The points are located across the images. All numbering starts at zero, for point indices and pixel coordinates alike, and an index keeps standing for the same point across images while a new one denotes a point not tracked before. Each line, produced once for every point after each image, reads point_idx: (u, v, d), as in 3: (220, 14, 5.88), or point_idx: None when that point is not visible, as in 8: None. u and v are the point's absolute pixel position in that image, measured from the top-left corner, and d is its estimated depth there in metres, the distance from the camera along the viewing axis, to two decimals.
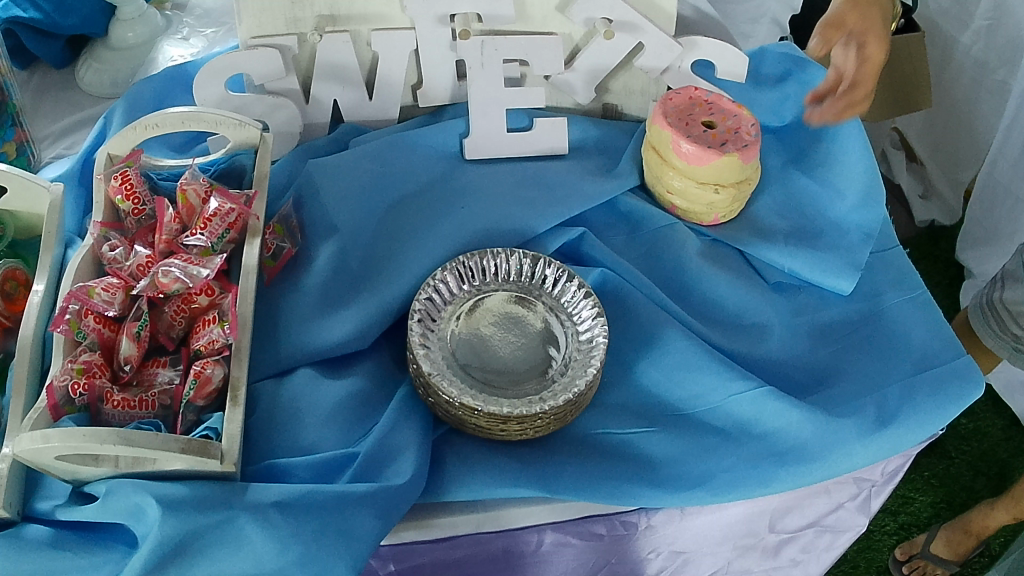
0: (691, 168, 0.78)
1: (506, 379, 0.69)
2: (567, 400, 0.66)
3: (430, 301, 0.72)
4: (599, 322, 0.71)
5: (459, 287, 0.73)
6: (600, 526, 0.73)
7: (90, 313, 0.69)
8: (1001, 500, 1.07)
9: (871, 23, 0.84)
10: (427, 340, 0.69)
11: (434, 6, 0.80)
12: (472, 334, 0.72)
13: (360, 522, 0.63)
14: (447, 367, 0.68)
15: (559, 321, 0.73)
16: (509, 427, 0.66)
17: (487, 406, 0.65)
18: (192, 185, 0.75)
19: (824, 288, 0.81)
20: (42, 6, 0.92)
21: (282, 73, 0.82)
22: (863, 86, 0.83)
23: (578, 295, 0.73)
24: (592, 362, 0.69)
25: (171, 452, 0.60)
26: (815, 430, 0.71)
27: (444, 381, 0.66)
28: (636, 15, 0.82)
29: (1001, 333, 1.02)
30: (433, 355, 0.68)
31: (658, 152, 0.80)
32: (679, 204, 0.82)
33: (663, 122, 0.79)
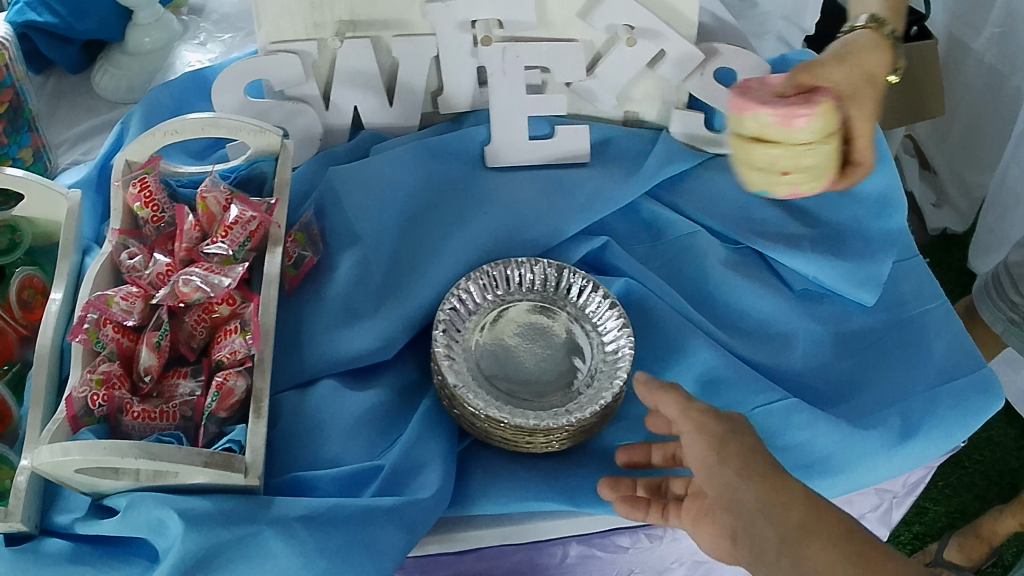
0: (794, 134, 0.62)
1: (530, 392, 0.69)
2: (591, 412, 0.65)
3: (453, 311, 0.71)
4: (625, 332, 0.70)
5: (482, 298, 0.73)
6: (624, 539, 0.72)
7: (109, 323, 0.68)
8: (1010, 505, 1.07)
9: (856, 90, 0.71)
10: (452, 352, 0.68)
11: (454, 12, 0.78)
12: (496, 345, 0.71)
13: (386, 536, 0.62)
14: (472, 379, 0.67)
15: (584, 332, 0.72)
16: (536, 438, 0.65)
17: (511, 418, 0.64)
18: (212, 193, 0.74)
19: (846, 298, 0.80)
20: (57, 10, 0.91)
21: (301, 80, 0.81)
22: (864, 165, 0.72)
23: (602, 305, 0.72)
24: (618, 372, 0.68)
25: (194, 466, 0.59)
26: (840, 442, 0.71)
27: (470, 394, 0.65)
28: (658, 21, 0.80)
29: (999, 304, 0.94)
30: (458, 367, 0.67)
31: (755, 137, 0.64)
32: (801, 180, 0.65)
33: (752, 106, 0.63)
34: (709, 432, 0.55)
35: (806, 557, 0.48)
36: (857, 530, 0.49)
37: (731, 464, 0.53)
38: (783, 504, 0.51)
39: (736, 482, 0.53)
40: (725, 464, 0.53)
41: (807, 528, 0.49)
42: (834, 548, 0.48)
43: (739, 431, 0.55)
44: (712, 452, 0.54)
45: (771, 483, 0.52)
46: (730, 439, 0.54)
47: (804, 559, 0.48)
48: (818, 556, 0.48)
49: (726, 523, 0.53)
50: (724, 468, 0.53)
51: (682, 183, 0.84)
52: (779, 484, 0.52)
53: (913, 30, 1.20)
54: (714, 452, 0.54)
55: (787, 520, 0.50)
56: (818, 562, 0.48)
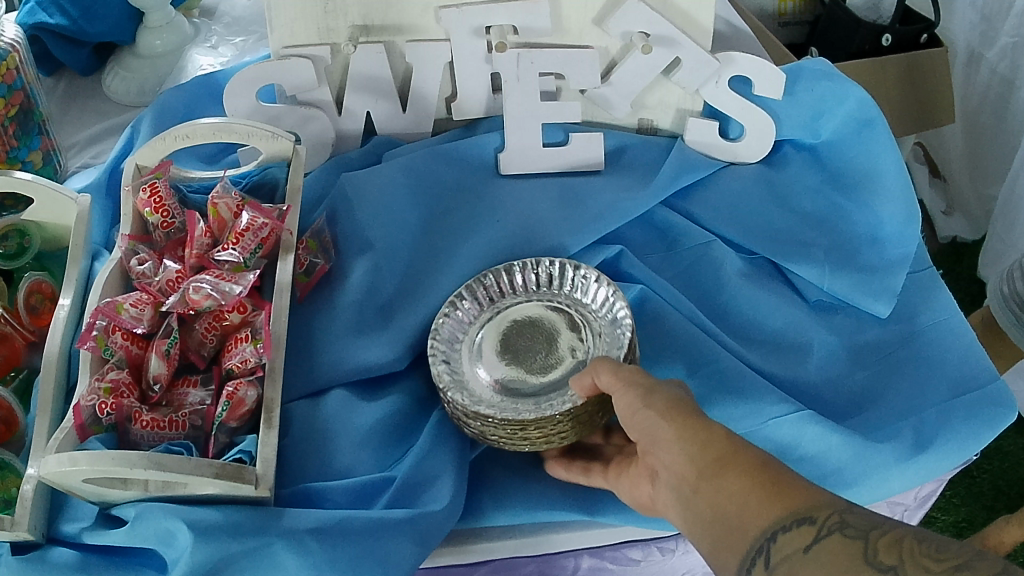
0: None
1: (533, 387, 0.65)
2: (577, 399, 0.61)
3: (451, 319, 0.70)
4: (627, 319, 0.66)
5: (483, 303, 0.71)
6: (636, 551, 0.70)
7: (118, 330, 0.68)
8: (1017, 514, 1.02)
9: None
10: (449, 361, 0.67)
11: (469, 18, 0.77)
12: (500, 346, 0.68)
13: (397, 549, 0.61)
14: (469, 383, 0.66)
15: (590, 324, 0.68)
16: (530, 432, 0.62)
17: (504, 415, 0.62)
18: (223, 199, 0.73)
19: (862, 309, 0.78)
20: (68, 11, 0.90)
21: (314, 85, 0.80)
22: None
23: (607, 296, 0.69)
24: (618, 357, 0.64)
25: (205, 477, 0.58)
26: (854, 453, 0.69)
27: (460, 396, 0.64)
28: (673, 29, 0.79)
29: (1006, 297, 0.92)
30: (455, 374, 0.66)
31: None
32: None
33: None
34: (636, 384, 0.55)
35: (721, 490, 0.49)
36: (772, 460, 0.50)
37: (652, 408, 0.54)
38: (701, 442, 0.51)
39: (658, 421, 0.53)
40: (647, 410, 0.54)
41: (723, 461, 0.50)
42: (748, 478, 0.49)
43: (664, 386, 0.55)
44: (638, 400, 0.55)
45: (690, 425, 0.52)
46: (656, 389, 0.55)
47: (721, 489, 0.49)
48: (731, 486, 0.49)
49: (653, 462, 0.55)
50: (645, 413, 0.54)
51: (697, 192, 0.83)
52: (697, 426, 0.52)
53: (923, 37, 1.17)
54: (638, 402, 0.55)
55: (706, 457, 0.51)
56: (730, 490, 0.49)
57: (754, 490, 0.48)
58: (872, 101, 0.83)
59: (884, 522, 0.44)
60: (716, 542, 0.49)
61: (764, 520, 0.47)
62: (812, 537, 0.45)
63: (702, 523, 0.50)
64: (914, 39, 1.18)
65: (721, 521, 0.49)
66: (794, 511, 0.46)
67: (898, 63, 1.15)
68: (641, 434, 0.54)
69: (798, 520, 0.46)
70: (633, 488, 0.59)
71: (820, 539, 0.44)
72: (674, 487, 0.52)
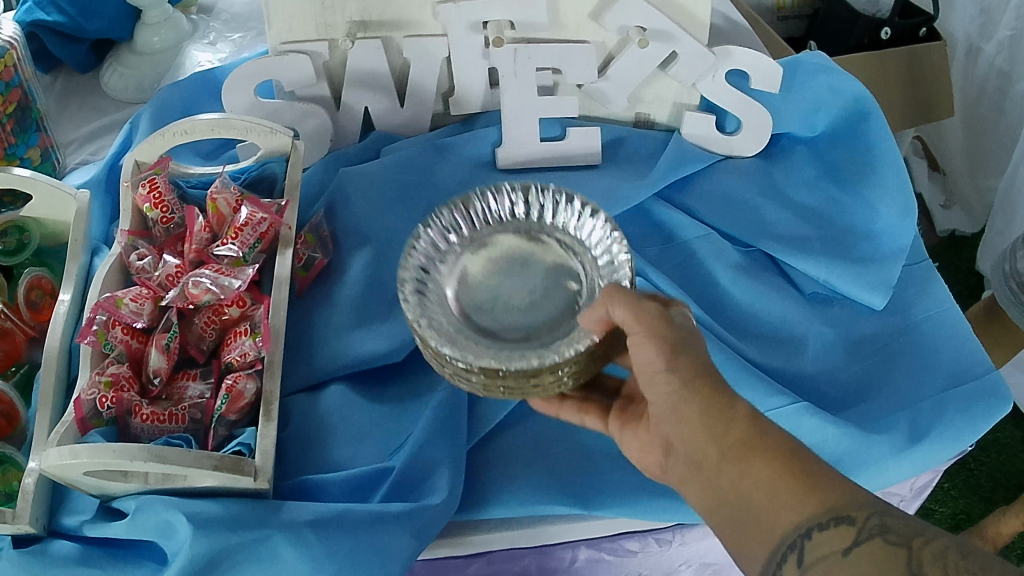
0: None
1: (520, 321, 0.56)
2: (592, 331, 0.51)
3: (421, 273, 0.57)
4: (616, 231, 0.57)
5: (446, 243, 0.60)
6: (632, 542, 0.70)
7: (118, 324, 0.68)
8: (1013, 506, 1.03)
9: None
10: (426, 317, 0.54)
11: (466, 13, 0.78)
12: (473, 283, 0.58)
13: (394, 541, 0.62)
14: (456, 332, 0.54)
15: (571, 252, 0.59)
16: (546, 380, 0.51)
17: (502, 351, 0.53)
18: (222, 194, 0.74)
19: (857, 301, 0.78)
20: (65, 9, 0.91)
21: (312, 81, 0.81)
22: None
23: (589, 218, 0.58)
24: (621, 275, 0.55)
25: (204, 470, 0.59)
26: (850, 444, 0.69)
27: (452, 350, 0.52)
28: (671, 23, 0.79)
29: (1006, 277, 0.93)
30: (438, 332, 0.53)
31: None
32: None
33: None
34: (662, 340, 0.51)
35: (746, 474, 0.49)
36: (799, 447, 0.50)
37: (675, 373, 0.52)
38: (725, 422, 0.51)
39: (678, 390, 0.52)
40: (667, 374, 0.52)
41: (748, 443, 0.50)
42: (776, 466, 0.49)
43: (688, 343, 0.52)
44: (660, 360, 0.52)
45: (714, 401, 0.51)
46: (681, 348, 0.52)
47: (746, 474, 0.49)
48: (756, 471, 0.49)
49: (665, 430, 0.54)
50: (666, 383, 0.52)
51: (693, 185, 0.83)
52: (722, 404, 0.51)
53: (922, 31, 1.16)
54: (663, 358, 0.51)
55: (728, 437, 0.50)
56: (757, 475, 0.49)
57: (782, 479, 0.48)
58: (869, 93, 0.84)
59: (928, 530, 0.43)
60: (737, 526, 0.49)
61: (796, 515, 0.47)
62: (850, 540, 0.45)
63: (721, 503, 0.50)
64: (913, 32, 1.17)
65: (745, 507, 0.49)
66: (828, 508, 0.46)
67: (897, 59, 1.15)
68: (657, 396, 0.53)
69: (835, 518, 0.46)
70: (640, 445, 0.58)
71: (859, 544, 0.44)
72: (692, 463, 0.52)
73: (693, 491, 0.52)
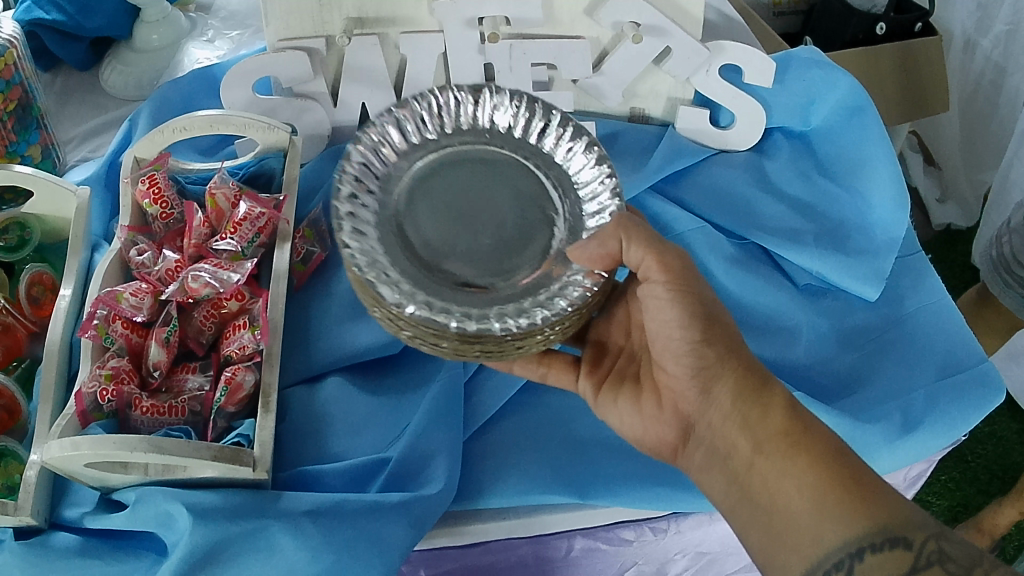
0: None
1: (470, 240, 0.55)
2: (590, 273, 0.52)
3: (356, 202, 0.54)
4: (593, 152, 0.58)
5: (382, 160, 0.57)
6: (628, 532, 0.71)
7: (118, 319, 0.69)
8: (1008, 496, 1.05)
9: None
10: (372, 255, 0.52)
11: (461, 9, 0.78)
12: (417, 199, 0.56)
13: (391, 530, 0.62)
14: (413, 272, 0.52)
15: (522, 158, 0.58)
16: (530, 340, 0.50)
17: (478, 306, 0.51)
18: (221, 189, 0.74)
19: (850, 292, 0.78)
20: (64, 8, 0.91)
21: (309, 77, 0.81)
22: None
23: (553, 131, 0.59)
24: (609, 208, 0.56)
25: (203, 460, 0.59)
26: (843, 433, 0.70)
27: (420, 307, 0.49)
28: (664, 19, 0.80)
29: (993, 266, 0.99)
30: (391, 277, 0.51)
31: None
32: None
33: None
34: (698, 314, 0.56)
35: (790, 471, 0.53)
36: (842, 448, 0.54)
37: (713, 349, 0.56)
38: (766, 416, 0.55)
39: (716, 364, 0.56)
40: (707, 349, 0.56)
41: (791, 438, 0.54)
42: (818, 466, 0.53)
43: (719, 317, 0.57)
44: (699, 330, 0.56)
45: (754, 393, 0.56)
46: (715, 322, 0.57)
47: (787, 472, 0.53)
48: (802, 471, 0.53)
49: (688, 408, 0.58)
50: (710, 365, 0.56)
51: (687, 178, 0.84)
52: (763, 400, 0.56)
53: (917, 26, 1.18)
54: (699, 328, 0.56)
55: (767, 430, 0.55)
56: (800, 473, 0.53)
57: (833, 488, 0.52)
58: (862, 87, 0.83)
59: (980, 563, 0.49)
60: (774, 524, 0.53)
61: (846, 533, 0.51)
62: (907, 563, 0.49)
63: (758, 496, 0.54)
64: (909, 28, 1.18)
65: (777, 507, 0.53)
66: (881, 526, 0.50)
67: (891, 51, 1.15)
68: (676, 361, 0.57)
69: (890, 539, 0.50)
70: (633, 411, 0.62)
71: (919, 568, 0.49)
72: (720, 452, 0.57)
73: (713, 476, 0.57)
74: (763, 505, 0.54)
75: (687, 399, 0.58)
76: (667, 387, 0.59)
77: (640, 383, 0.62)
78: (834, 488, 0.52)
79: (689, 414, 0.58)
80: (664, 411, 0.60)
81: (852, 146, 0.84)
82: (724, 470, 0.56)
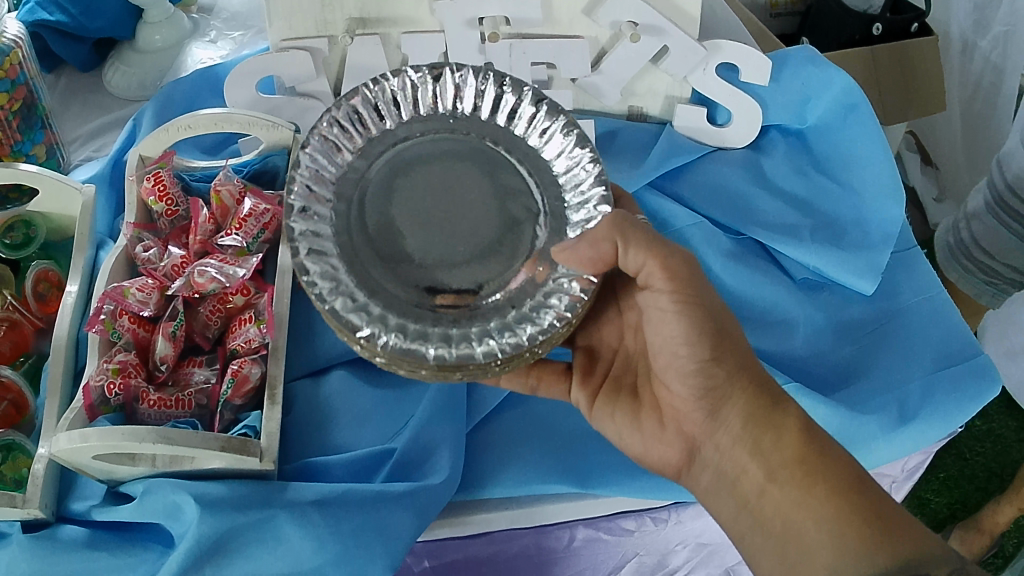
0: None
1: (439, 238, 0.54)
2: (580, 278, 0.52)
3: (311, 216, 0.54)
4: (572, 134, 0.59)
5: (339, 158, 0.57)
6: (629, 521, 0.72)
7: (125, 314, 0.70)
8: (1006, 494, 1.06)
9: None
10: (336, 280, 0.51)
11: (462, 10, 0.80)
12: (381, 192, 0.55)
13: (398, 520, 0.63)
14: (381, 292, 0.52)
15: (490, 141, 0.58)
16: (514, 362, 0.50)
17: (458, 324, 0.51)
18: (226, 186, 0.75)
19: (846, 286, 0.80)
20: (68, 9, 0.92)
21: (312, 75, 0.83)
22: None
23: (527, 108, 0.59)
24: (594, 198, 0.56)
25: (211, 450, 0.60)
26: (839, 424, 0.71)
27: (396, 336, 0.49)
28: (662, 18, 0.81)
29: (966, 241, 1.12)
30: (359, 304, 0.50)
31: None
32: None
33: None
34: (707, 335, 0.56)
35: (807, 501, 0.54)
36: (862, 478, 0.55)
37: (721, 368, 0.57)
38: (780, 440, 0.57)
39: (722, 379, 0.57)
40: (715, 368, 0.57)
41: (808, 465, 0.56)
42: (835, 497, 0.54)
43: (731, 332, 0.58)
44: (707, 351, 0.57)
45: (766, 413, 0.57)
46: (725, 338, 0.57)
47: (803, 504, 0.55)
48: (821, 504, 0.54)
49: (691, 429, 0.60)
50: (720, 385, 0.57)
51: (685, 175, 0.85)
52: (776, 422, 0.57)
53: (913, 26, 1.19)
54: (708, 349, 0.57)
55: (782, 456, 0.56)
56: (818, 505, 0.54)
57: (855, 521, 0.53)
58: (857, 86, 0.84)
59: None
60: (788, 556, 0.54)
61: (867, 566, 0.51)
62: None
63: (773, 528, 0.55)
64: (904, 28, 1.19)
65: (792, 535, 0.54)
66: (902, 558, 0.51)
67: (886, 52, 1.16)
68: (671, 357, 0.58)
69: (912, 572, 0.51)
70: (631, 427, 0.63)
71: None
72: (727, 475, 0.58)
73: (722, 500, 0.58)
74: (777, 533, 0.55)
75: (693, 420, 0.59)
76: (672, 405, 0.60)
77: (637, 397, 0.63)
78: (853, 520, 0.53)
79: (695, 434, 0.59)
80: (667, 431, 0.61)
81: (845, 141, 0.85)
82: (733, 495, 0.58)
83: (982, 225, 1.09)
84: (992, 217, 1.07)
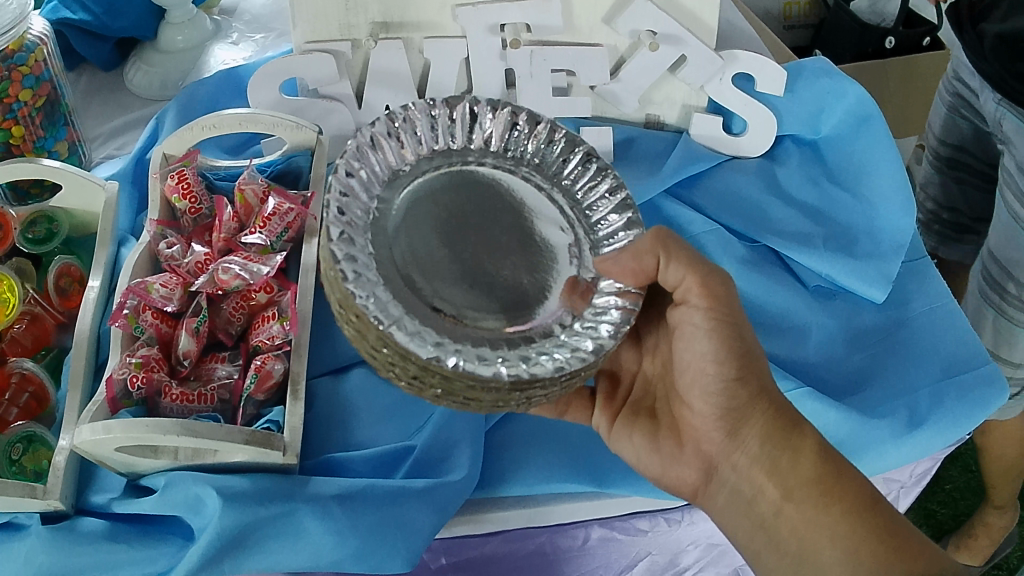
0: None
1: (470, 276, 0.53)
2: (622, 294, 0.54)
3: (349, 241, 0.49)
4: (590, 166, 0.59)
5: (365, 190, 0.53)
6: (643, 521, 0.73)
7: (148, 309, 0.71)
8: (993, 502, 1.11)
9: None
10: (388, 304, 0.47)
11: (485, 16, 0.81)
12: (410, 228, 0.53)
13: (416, 516, 0.64)
14: (431, 316, 0.49)
15: (505, 174, 0.58)
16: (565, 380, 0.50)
17: (512, 344, 0.50)
18: (250, 185, 0.76)
19: (858, 295, 0.81)
20: (90, 8, 0.94)
21: (335, 78, 0.83)
22: None
23: (542, 140, 0.60)
24: (620, 224, 0.58)
25: (236, 443, 0.61)
26: (851, 428, 0.72)
27: (461, 357, 0.47)
28: (679, 28, 0.82)
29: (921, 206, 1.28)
30: (415, 327, 0.47)
31: None
32: None
33: None
34: (732, 354, 0.58)
35: (822, 521, 0.57)
36: (875, 495, 0.58)
37: (744, 389, 0.58)
38: (797, 459, 0.58)
39: (740, 397, 0.59)
40: (739, 387, 0.58)
41: (825, 483, 0.58)
42: (849, 515, 0.57)
43: (752, 353, 0.59)
44: (730, 369, 0.58)
45: (784, 429, 0.59)
46: (748, 357, 0.58)
47: (817, 524, 0.57)
48: (835, 525, 0.56)
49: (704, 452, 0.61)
50: (740, 406, 0.59)
51: (701, 182, 0.86)
52: (794, 442, 0.59)
53: (925, 40, 1.23)
54: (730, 367, 0.58)
55: (799, 473, 0.58)
56: (828, 524, 0.57)
57: (874, 543, 0.55)
58: (869, 97, 0.86)
59: None
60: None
61: None
62: None
63: (786, 546, 0.58)
64: (917, 41, 1.24)
65: (807, 556, 0.57)
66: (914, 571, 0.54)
67: (894, 68, 1.22)
68: (689, 365, 0.59)
69: None
70: (649, 448, 0.63)
71: None
72: (743, 494, 0.60)
73: (738, 518, 0.60)
74: (793, 552, 0.58)
75: (712, 440, 0.60)
76: (691, 426, 0.62)
77: (655, 418, 0.64)
78: (868, 541, 0.56)
79: (714, 453, 0.61)
80: (684, 451, 0.62)
81: (862, 154, 0.86)
82: (749, 512, 0.59)
83: (936, 187, 1.23)
84: (938, 173, 1.22)
